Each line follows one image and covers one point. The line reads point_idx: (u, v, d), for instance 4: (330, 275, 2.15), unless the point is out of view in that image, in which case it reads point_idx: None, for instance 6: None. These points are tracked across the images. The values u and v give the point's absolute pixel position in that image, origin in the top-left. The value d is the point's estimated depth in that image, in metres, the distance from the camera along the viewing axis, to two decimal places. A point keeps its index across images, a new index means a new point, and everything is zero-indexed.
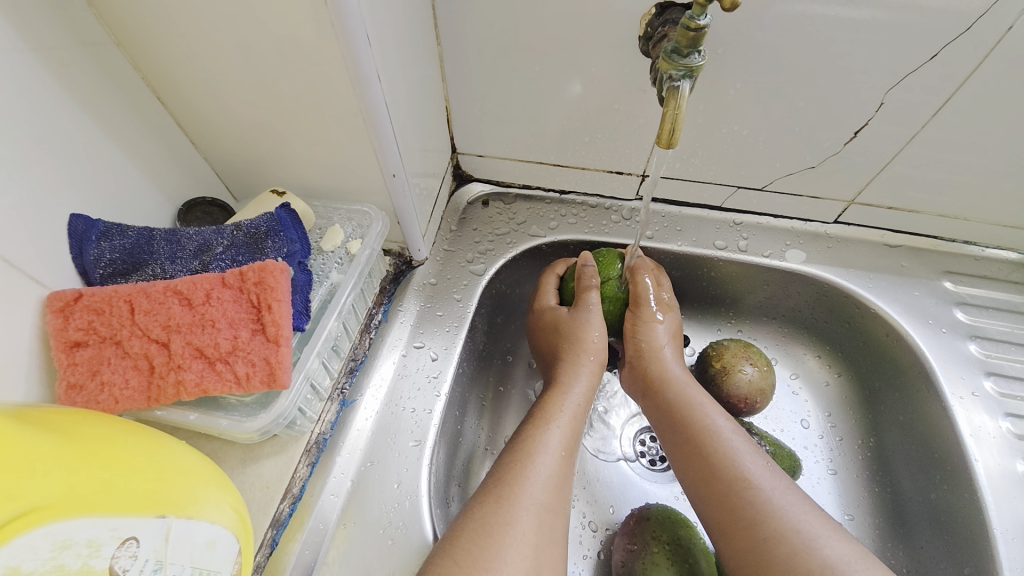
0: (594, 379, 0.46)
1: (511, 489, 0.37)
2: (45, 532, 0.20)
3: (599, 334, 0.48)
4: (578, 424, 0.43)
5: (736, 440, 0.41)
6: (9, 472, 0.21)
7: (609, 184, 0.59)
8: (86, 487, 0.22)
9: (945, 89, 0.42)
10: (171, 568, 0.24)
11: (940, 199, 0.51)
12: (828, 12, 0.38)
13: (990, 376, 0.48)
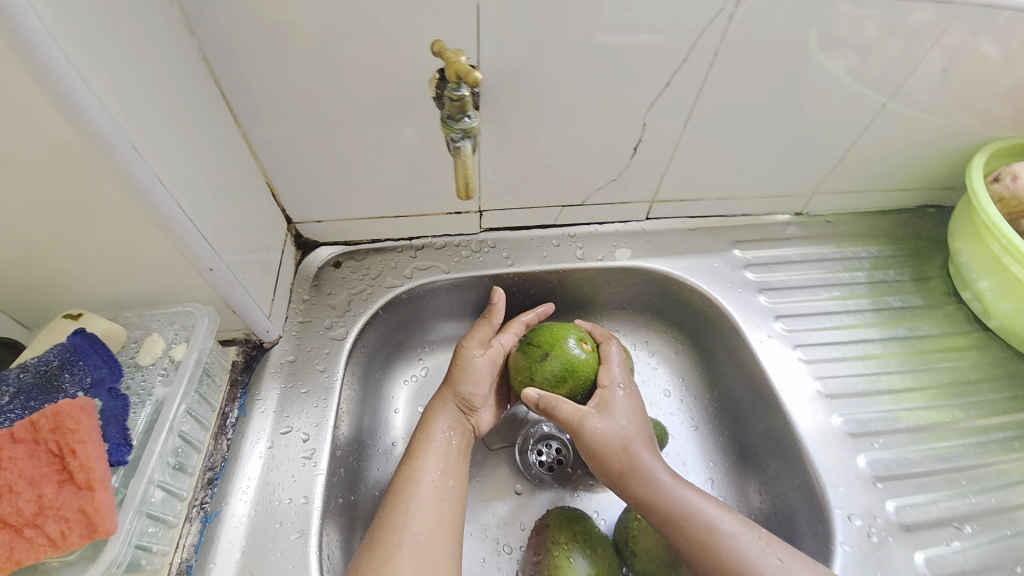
0: (461, 418, 0.49)
1: (385, 532, 0.40)
2: None
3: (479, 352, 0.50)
4: (452, 456, 0.46)
5: (692, 497, 0.41)
6: None
7: (452, 223, 0.62)
8: None
9: (682, 109, 0.52)
10: None
11: (714, 187, 0.63)
12: (571, 66, 0.47)
13: (779, 319, 0.58)
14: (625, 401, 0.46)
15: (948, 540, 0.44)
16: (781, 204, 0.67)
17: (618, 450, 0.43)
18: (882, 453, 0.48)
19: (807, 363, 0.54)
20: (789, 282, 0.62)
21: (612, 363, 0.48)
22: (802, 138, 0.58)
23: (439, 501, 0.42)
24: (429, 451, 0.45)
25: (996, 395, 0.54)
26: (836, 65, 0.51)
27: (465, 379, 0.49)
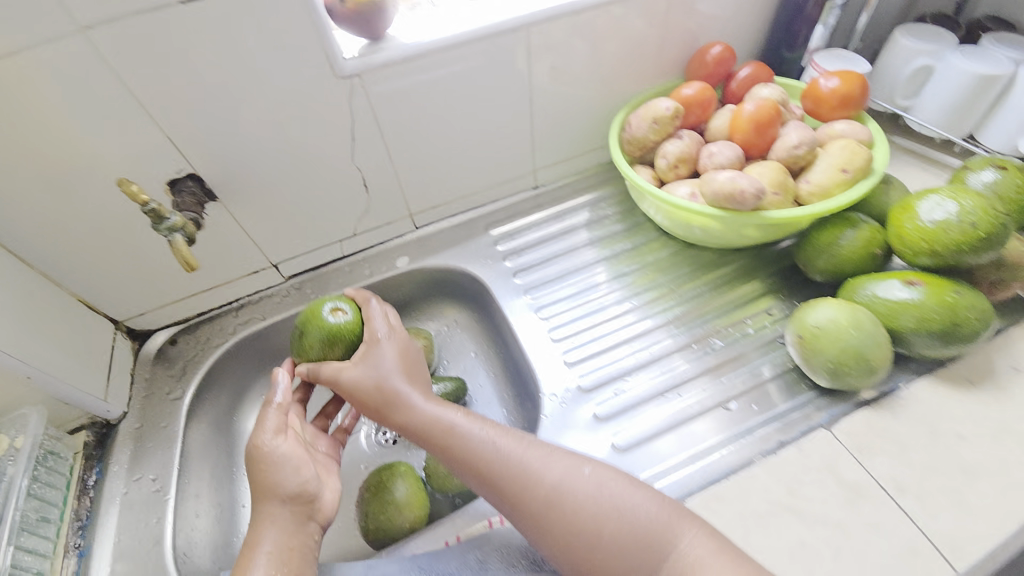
0: (295, 507, 0.49)
1: None
2: None
3: (268, 436, 0.52)
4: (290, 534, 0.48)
5: (446, 414, 0.54)
6: None
7: (258, 281, 0.77)
8: None
9: (380, 149, 0.70)
10: None
11: (452, 190, 0.81)
12: (273, 148, 0.64)
13: (518, 275, 0.78)
14: (387, 344, 0.58)
15: (612, 391, 0.62)
16: (516, 185, 0.86)
17: (379, 386, 0.56)
18: (577, 347, 0.67)
19: (530, 300, 0.74)
20: (527, 244, 0.82)
21: (377, 323, 0.60)
22: (489, 138, 0.77)
23: (286, 548, 0.46)
24: (265, 541, 0.46)
25: (668, 278, 0.74)
26: (473, 86, 0.70)
27: (280, 468, 0.50)
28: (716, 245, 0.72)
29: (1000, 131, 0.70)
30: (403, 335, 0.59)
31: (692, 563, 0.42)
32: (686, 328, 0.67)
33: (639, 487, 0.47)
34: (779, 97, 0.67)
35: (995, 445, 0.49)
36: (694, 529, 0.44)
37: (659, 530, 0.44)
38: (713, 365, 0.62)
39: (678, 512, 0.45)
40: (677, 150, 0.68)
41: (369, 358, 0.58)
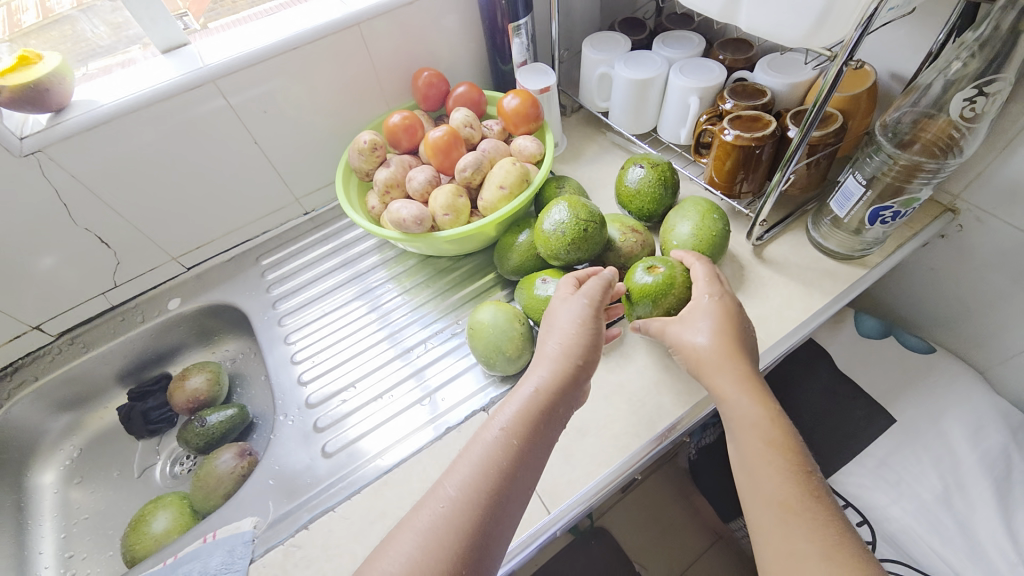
0: (551, 381, 0.52)
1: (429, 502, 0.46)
2: None
3: (564, 317, 0.55)
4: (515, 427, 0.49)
5: (705, 297, 0.57)
6: None
7: (24, 344, 0.80)
8: None
9: (104, 206, 0.74)
10: None
11: (211, 230, 0.86)
12: None
13: (279, 302, 0.85)
14: (709, 305, 0.56)
15: (336, 400, 0.71)
16: (283, 214, 0.92)
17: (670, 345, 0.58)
18: (316, 367, 0.76)
19: (284, 329, 0.81)
20: (293, 270, 0.88)
21: (697, 274, 0.60)
22: (231, 178, 0.82)
23: (509, 445, 0.48)
24: (508, 407, 0.51)
25: (413, 284, 0.84)
26: (185, 138, 0.74)
27: (517, 400, 0.51)
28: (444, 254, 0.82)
29: (667, 125, 0.81)
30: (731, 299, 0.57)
31: (773, 510, 0.46)
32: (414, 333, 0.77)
33: (808, 479, 0.47)
34: (467, 119, 0.77)
35: (609, 407, 0.62)
36: (812, 489, 0.46)
37: (790, 452, 0.48)
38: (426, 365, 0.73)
39: (805, 475, 0.47)
40: (384, 178, 0.75)
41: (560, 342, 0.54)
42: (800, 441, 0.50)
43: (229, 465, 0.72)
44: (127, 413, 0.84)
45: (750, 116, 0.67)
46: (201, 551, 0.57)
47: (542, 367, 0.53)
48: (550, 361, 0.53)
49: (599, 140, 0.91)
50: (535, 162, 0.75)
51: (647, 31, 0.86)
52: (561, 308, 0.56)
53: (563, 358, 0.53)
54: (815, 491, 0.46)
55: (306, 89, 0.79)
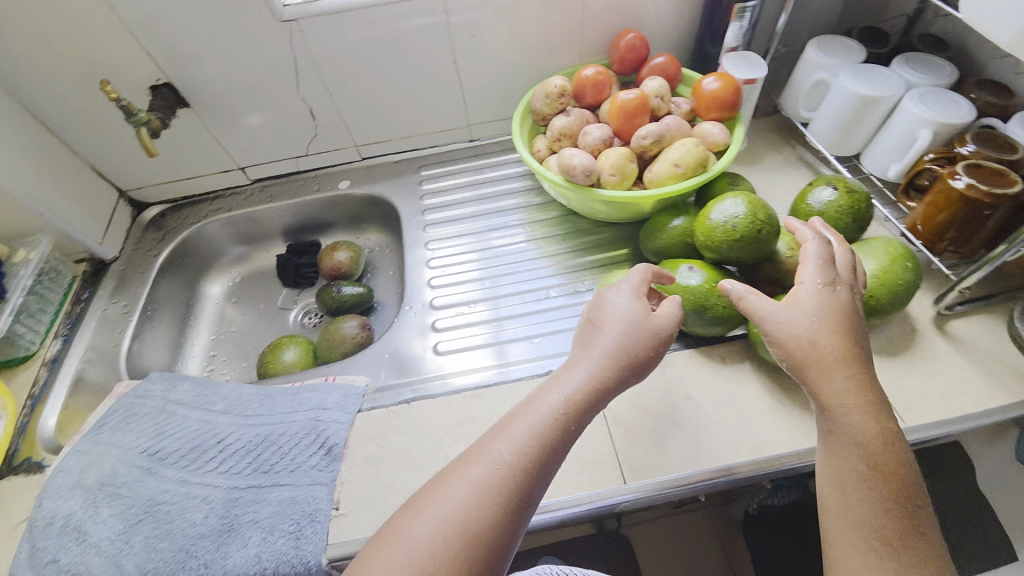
0: (596, 368, 0.52)
1: (476, 456, 0.48)
2: None
3: (618, 304, 0.56)
4: (558, 412, 0.49)
5: (805, 293, 0.52)
6: None
7: (230, 180, 0.97)
8: None
9: (323, 85, 0.85)
10: None
11: (391, 131, 0.95)
12: (234, 71, 0.81)
13: (428, 212, 0.92)
14: (815, 294, 0.52)
15: (452, 312, 0.78)
16: (453, 136, 0.98)
17: (765, 334, 0.52)
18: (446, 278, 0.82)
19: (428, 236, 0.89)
20: (446, 188, 0.96)
21: (806, 266, 0.54)
22: (424, 90, 0.89)
23: (557, 420, 0.49)
24: (559, 391, 0.51)
25: (549, 234, 0.87)
26: (403, 42, 0.82)
27: (561, 382, 0.52)
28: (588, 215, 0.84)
29: (876, 156, 0.73)
30: (842, 296, 0.51)
31: (864, 542, 0.45)
32: (540, 278, 0.81)
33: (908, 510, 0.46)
34: (661, 90, 0.75)
35: (712, 413, 0.61)
36: (914, 521, 0.45)
37: (900, 485, 0.46)
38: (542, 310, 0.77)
39: (907, 516, 0.45)
40: (561, 126, 0.77)
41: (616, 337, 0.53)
42: (912, 474, 0.47)
43: (352, 331, 0.83)
44: (285, 261, 0.99)
45: (995, 169, 0.58)
46: (322, 386, 0.68)
47: (594, 353, 0.53)
48: (603, 352, 0.53)
49: (784, 152, 0.84)
50: (717, 151, 0.72)
51: (888, 48, 0.78)
52: (616, 300, 0.56)
53: (611, 347, 0.53)
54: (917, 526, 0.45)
55: (516, 25, 0.82)
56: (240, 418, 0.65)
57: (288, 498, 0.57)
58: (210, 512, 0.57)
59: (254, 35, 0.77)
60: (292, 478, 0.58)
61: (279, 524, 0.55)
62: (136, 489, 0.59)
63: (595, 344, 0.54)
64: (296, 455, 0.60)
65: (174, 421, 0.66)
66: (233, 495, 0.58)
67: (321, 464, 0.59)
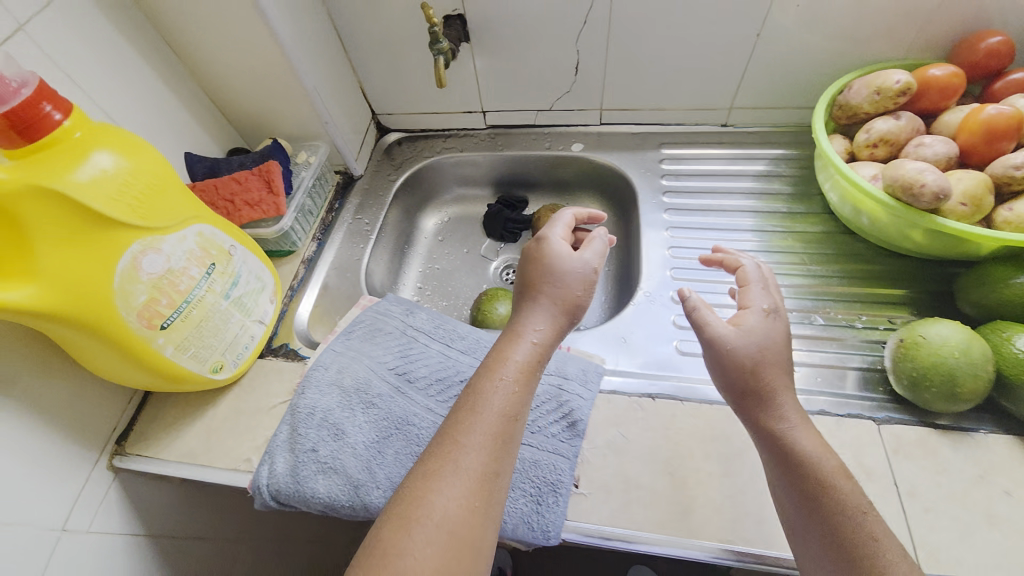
0: (544, 315, 0.54)
1: (451, 447, 0.44)
2: (186, 229, 0.55)
3: (569, 254, 0.57)
4: (528, 378, 0.50)
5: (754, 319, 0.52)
6: (174, 210, 0.54)
7: (468, 121, 0.98)
8: (206, 222, 0.58)
9: (604, 40, 0.79)
10: (228, 267, 0.61)
11: (646, 100, 0.88)
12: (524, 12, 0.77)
13: (668, 194, 0.85)
14: (761, 320, 0.52)
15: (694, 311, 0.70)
16: (706, 117, 0.90)
17: (713, 353, 0.52)
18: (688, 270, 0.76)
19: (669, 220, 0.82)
20: (689, 171, 0.88)
21: (753, 291, 0.55)
22: (705, 59, 0.80)
23: (516, 395, 0.48)
24: (504, 367, 0.50)
25: (806, 252, 0.77)
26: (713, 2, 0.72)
27: (512, 343, 0.52)
28: (873, 239, 0.72)
29: None
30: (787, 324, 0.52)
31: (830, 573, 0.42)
32: (794, 297, 0.73)
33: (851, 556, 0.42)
34: None
35: None
36: (873, 547, 0.42)
37: (825, 520, 0.44)
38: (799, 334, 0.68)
39: (875, 543, 0.42)
40: (885, 130, 0.66)
41: (575, 289, 0.56)
42: (862, 516, 0.43)
43: None
44: (497, 212, 0.99)
45: None
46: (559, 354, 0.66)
47: (547, 310, 0.54)
48: (549, 310, 0.55)
49: None
50: None
51: None
52: (597, 256, 0.58)
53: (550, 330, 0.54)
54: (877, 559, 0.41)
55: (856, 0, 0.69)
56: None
57: (530, 459, 0.57)
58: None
59: None
60: (534, 440, 0.58)
61: (522, 484, 0.55)
62: (387, 404, 0.62)
63: (553, 301, 0.55)
64: (539, 417, 0.60)
65: (417, 347, 0.68)
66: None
67: (565, 436, 0.58)
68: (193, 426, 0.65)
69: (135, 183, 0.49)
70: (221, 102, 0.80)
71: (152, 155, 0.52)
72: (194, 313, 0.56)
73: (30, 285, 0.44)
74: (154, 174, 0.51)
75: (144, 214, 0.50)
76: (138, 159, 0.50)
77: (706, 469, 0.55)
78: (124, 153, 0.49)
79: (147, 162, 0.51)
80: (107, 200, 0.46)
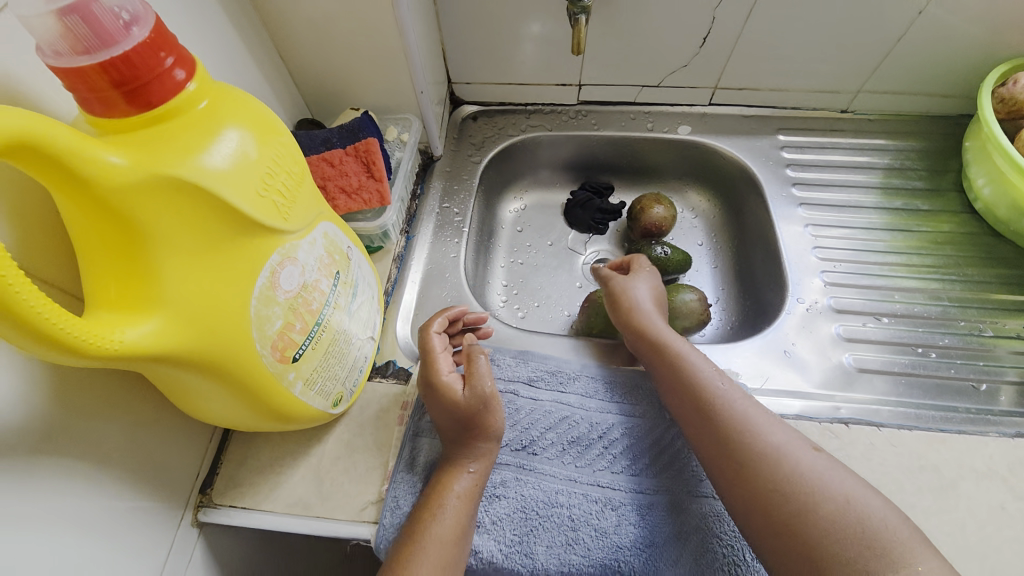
0: (488, 463, 0.50)
1: (411, 540, 0.44)
2: (316, 229, 0.42)
3: (483, 367, 0.51)
4: (471, 504, 0.47)
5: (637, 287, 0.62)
6: (308, 204, 0.40)
7: (558, 95, 0.86)
8: (328, 216, 0.45)
9: (746, 6, 0.69)
10: (348, 273, 0.49)
11: (769, 79, 0.79)
12: None
13: (797, 185, 0.78)
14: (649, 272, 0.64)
15: (862, 322, 0.65)
16: (829, 101, 0.82)
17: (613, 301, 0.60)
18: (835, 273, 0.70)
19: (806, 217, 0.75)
20: (814, 161, 0.80)
21: (640, 262, 0.65)
22: (851, 36, 0.71)
23: (460, 527, 0.46)
24: (454, 496, 0.47)
25: (957, 255, 0.71)
26: None
27: (443, 471, 0.49)
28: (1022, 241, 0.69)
29: None
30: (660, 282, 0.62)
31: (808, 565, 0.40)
32: (961, 306, 0.66)
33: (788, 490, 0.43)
34: None
35: None
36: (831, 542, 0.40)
37: (761, 513, 0.43)
38: (967, 346, 0.63)
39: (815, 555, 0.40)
40: None
41: (483, 422, 0.49)
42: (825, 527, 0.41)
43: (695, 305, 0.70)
44: (587, 201, 0.87)
45: None
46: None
47: (486, 450, 0.49)
48: (481, 438, 0.49)
49: None
50: None
51: None
52: (483, 369, 0.51)
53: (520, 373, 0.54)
54: (789, 503, 0.42)
55: None
56: (618, 407, 0.56)
57: (715, 513, 0.50)
58: (622, 520, 0.50)
59: None
60: (714, 492, 0.50)
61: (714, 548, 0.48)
62: (518, 486, 0.51)
63: (464, 424, 0.49)
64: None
65: (522, 404, 0.55)
66: (640, 501, 0.51)
67: None
68: (298, 469, 0.52)
69: (275, 171, 0.35)
70: (292, 62, 0.65)
71: (286, 131, 0.38)
72: (324, 337, 0.44)
73: (154, 319, 0.30)
74: (291, 157, 0.38)
75: (285, 212, 0.36)
76: (274, 138, 0.36)
77: (919, 504, 0.50)
78: (260, 129, 0.35)
79: (283, 142, 0.37)
80: (251, 195, 0.33)
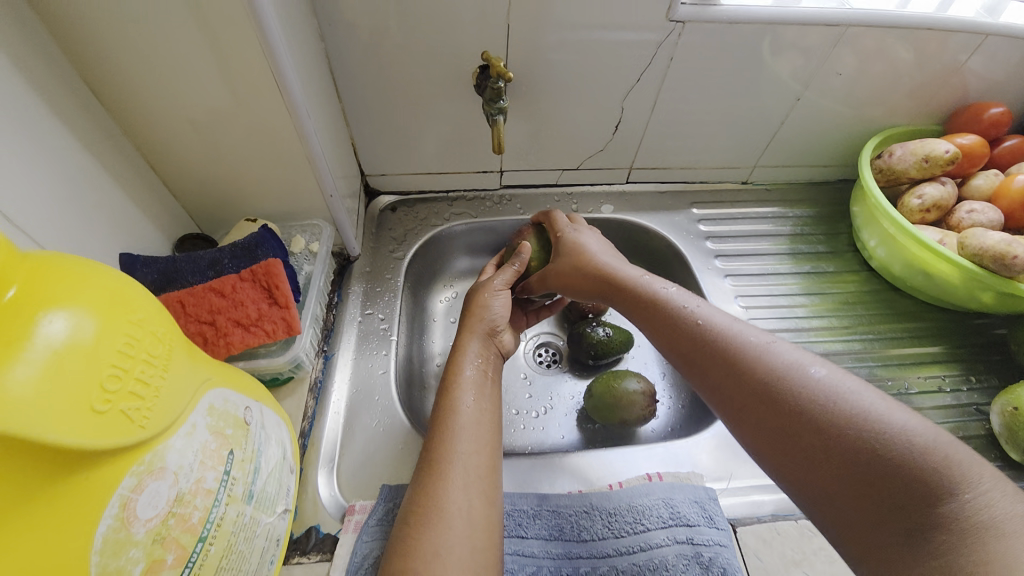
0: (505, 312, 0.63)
1: (428, 508, 0.43)
2: (196, 408, 0.33)
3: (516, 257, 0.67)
4: (486, 389, 0.54)
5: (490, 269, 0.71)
6: (179, 382, 0.31)
7: (479, 181, 0.83)
8: (213, 381, 0.36)
9: (651, 97, 0.73)
10: (252, 439, 0.39)
11: (677, 159, 0.84)
12: (570, 65, 0.67)
13: (720, 257, 0.81)
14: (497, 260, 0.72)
15: None
16: (731, 175, 0.88)
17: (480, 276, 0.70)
18: None
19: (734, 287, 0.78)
20: (729, 232, 0.84)
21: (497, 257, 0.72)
22: (742, 121, 0.78)
23: (482, 421, 0.50)
24: (463, 385, 0.53)
25: (867, 313, 0.76)
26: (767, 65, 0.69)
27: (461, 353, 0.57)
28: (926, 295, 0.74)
29: None
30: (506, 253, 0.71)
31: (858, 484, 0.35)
32: (882, 364, 0.70)
33: (813, 419, 0.39)
34: None
35: None
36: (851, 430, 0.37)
37: (815, 447, 0.38)
38: None
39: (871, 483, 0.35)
40: (938, 196, 0.68)
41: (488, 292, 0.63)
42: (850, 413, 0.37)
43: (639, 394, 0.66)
44: None
45: None
46: (658, 489, 0.51)
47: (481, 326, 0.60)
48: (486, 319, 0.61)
49: None
50: None
51: None
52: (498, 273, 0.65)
53: (478, 336, 0.59)
54: (831, 419, 0.38)
55: (886, 73, 0.72)
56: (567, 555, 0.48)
57: None
58: None
59: (625, 26, 0.63)
60: None
61: None
62: None
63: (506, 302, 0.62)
64: None
65: None
66: None
67: None
68: None
69: (126, 360, 0.27)
70: (166, 172, 0.55)
71: (142, 298, 0.30)
72: (215, 551, 0.33)
73: None
74: (149, 333, 0.29)
75: (144, 408, 0.28)
76: (122, 314, 0.28)
77: None
78: (101, 307, 0.27)
79: (137, 316, 0.29)
80: (83, 412, 0.24)
